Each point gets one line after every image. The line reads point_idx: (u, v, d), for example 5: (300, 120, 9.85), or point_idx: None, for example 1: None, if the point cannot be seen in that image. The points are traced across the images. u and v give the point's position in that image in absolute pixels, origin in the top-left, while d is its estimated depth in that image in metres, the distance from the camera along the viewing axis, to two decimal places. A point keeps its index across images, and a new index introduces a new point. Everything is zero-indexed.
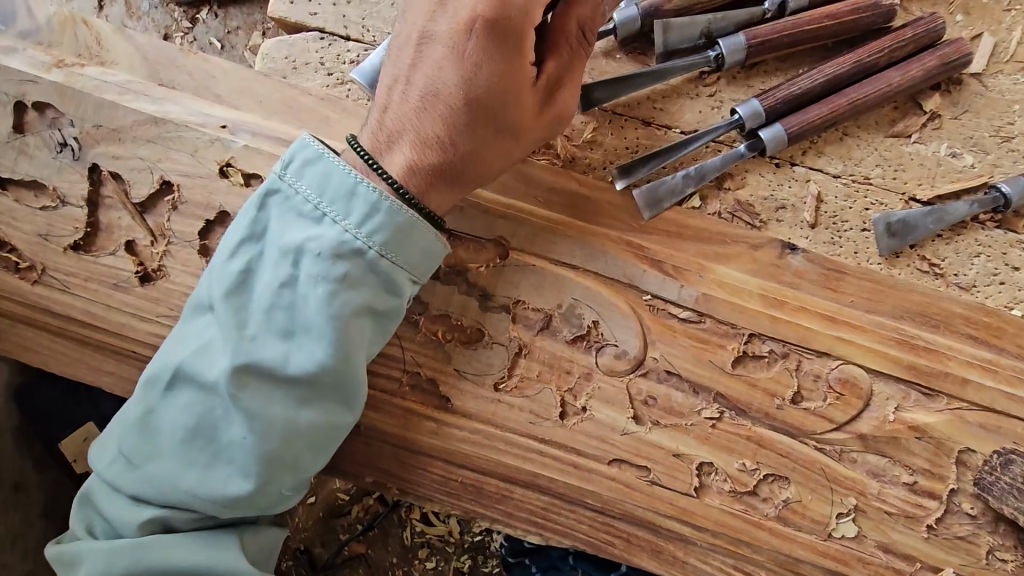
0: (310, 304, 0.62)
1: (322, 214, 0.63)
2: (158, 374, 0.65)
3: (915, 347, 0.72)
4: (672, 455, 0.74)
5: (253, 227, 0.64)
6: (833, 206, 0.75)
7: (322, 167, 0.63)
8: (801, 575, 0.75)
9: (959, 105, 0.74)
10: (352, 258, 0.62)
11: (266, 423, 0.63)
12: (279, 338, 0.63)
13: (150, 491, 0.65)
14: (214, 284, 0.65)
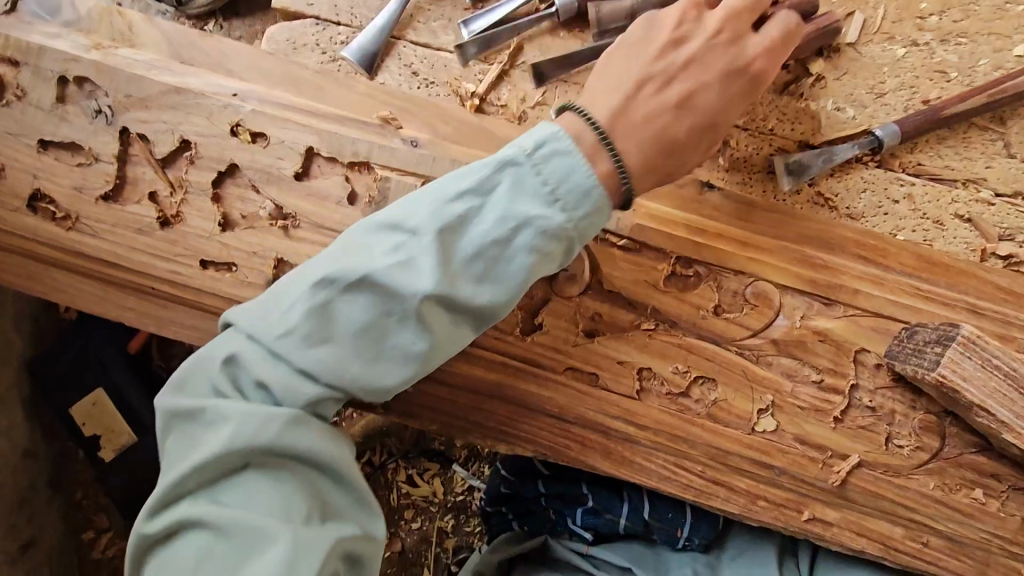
0: (506, 256, 0.69)
1: (556, 197, 0.69)
2: (317, 300, 0.68)
3: (815, 266, 0.86)
4: (617, 362, 0.87)
5: (486, 183, 0.69)
6: (743, 152, 0.90)
7: (569, 159, 0.70)
8: (732, 466, 0.87)
9: (841, 69, 0.90)
10: (552, 224, 0.70)
11: (372, 380, 0.70)
12: (470, 277, 0.69)
13: (281, 407, 0.67)
14: (435, 227, 0.68)
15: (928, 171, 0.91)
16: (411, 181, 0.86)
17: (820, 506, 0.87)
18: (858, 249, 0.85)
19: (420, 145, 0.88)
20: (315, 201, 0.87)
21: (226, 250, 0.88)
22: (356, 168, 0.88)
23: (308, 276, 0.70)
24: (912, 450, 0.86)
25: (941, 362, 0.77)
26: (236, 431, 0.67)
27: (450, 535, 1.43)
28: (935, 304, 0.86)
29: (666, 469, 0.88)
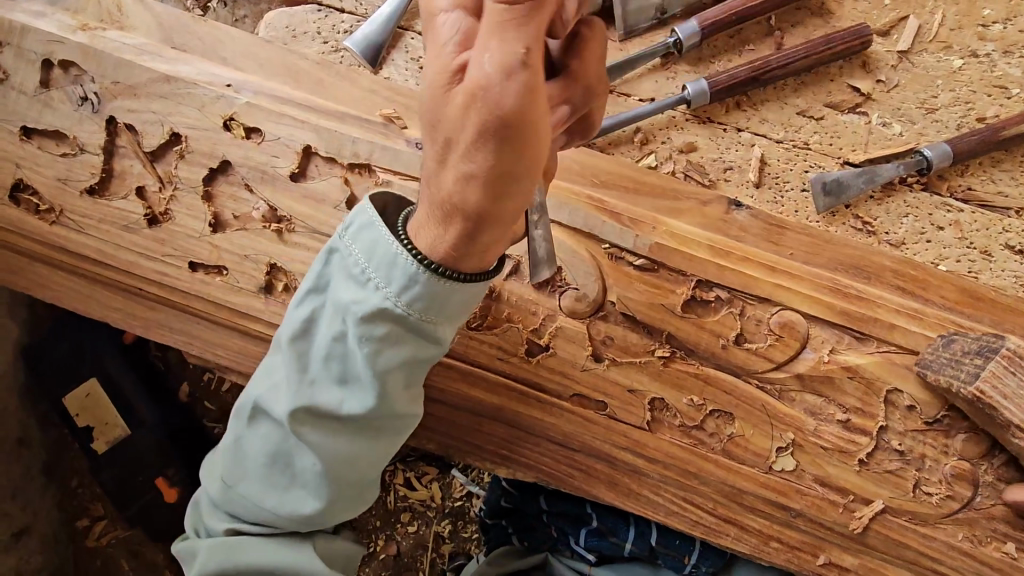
0: (356, 360, 0.67)
1: (368, 279, 0.64)
2: (244, 407, 0.73)
3: (848, 296, 0.79)
4: (627, 390, 0.81)
5: (317, 281, 0.69)
6: (776, 168, 0.83)
7: (372, 234, 0.64)
8: (745, 505, 0.82)
9: (890, 81, 0.82)
10: (391, 324, 0.65)
11: (372, 362, 0.66)
12: (334, 386, 0.69)
13: (242, 512, 0.74)
14: (283, 330, 0.71)
15: (978, 196, 0.83)
16: (414, 186, 0.81)
17: (837, 551, 0.81)
18: (905, 289, 0.80)
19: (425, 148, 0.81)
20: (313, 204, 0.82)
21: (216, 252, 0.83)
22: (356, 169, 0.82)
23: (311, 267, 0.71)
24: (942, 499, 0.80)
25: (981, 374, 0.72)
26: (265, 415, 0.72)
27: (446, 540, 1.39)
28: None
29: (674, 505, 0.82)
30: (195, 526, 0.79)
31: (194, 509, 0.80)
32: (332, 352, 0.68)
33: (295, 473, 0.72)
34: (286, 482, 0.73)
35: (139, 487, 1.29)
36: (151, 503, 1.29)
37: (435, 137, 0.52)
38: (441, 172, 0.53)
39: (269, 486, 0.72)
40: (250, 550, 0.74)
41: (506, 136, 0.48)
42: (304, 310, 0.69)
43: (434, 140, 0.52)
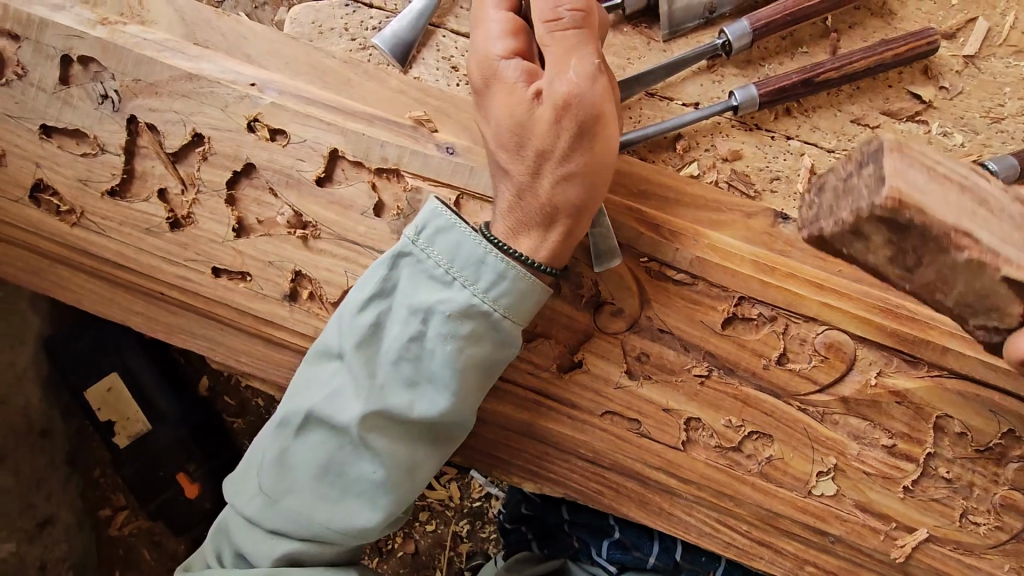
0: (435, 359, 0.67)
1: (453, 279, 0.67)
2: (288, 417, 0.70)
3: (899, 317, 0.75)
4: (662, 409, 0.78)
5: (384, 284, 0.68)
6: (825, 177, 0.79)
7: (455, 236, 0.66)
8: (781, 529, 0.79)
9: (954, 88, 0.77)
10: (476, 320, 0.67)
11: (452, 361, 0.67)
12: (404, 388, 0.68)
13: (291, 526, 0.70)
14: (344, 334, 0.69)
15: None
16: (444, 194, 0.78)
17: None
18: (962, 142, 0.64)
19: (456, 153, 0.78)
20: (339, 210, 0.79)
21: (239, 257, 0.80)
22: (385, 175, 0.79)
23: (372, 271, 0.70)
24: (990, 529, 0.76)
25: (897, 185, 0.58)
26: (318, 424, 0.69)
27: (464, 540, 1.38)
28: None
29: (708, 527, 0.80)
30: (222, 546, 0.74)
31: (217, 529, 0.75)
32: (406, 352, 0.67)
33: (348, 485, 0.70)
34: (339, 496, 0.70)
35: (159, 484, 1.28)
36: (171, 498, 1.29)
37: (526, 153, 0.66)
38: (530, 181, 0.67)
39: (320, 499, 0.70)
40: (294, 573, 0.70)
41: (596, 124, 0.64)
42: (371, 313, 0.68)
43: (523, 157, 0.66)
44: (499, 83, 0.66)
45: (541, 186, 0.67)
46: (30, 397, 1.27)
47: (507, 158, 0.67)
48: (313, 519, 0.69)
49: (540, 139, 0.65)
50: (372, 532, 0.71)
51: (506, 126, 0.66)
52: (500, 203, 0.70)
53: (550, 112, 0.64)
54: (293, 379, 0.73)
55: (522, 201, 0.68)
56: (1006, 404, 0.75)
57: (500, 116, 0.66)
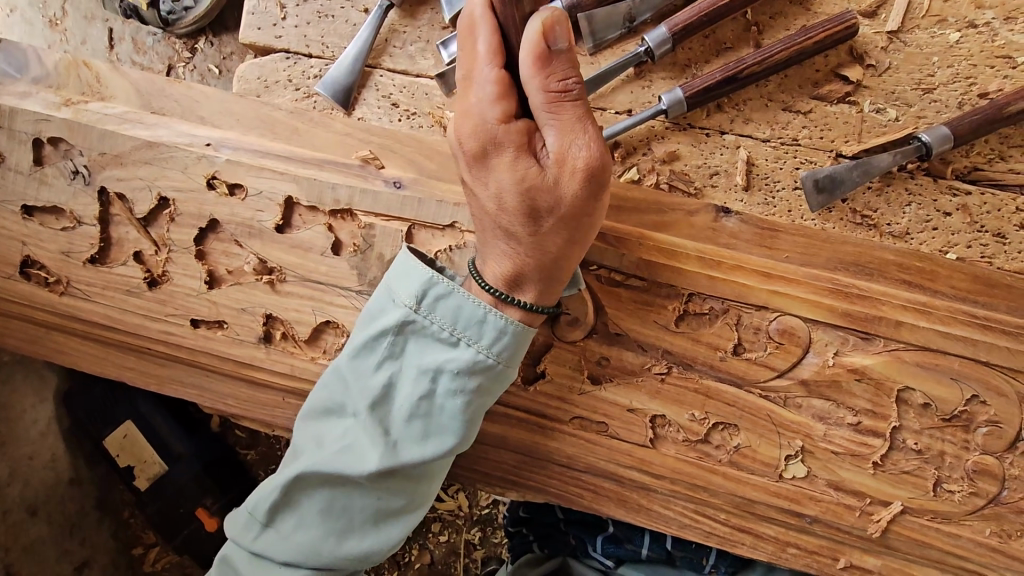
0: (446, 414, 0.69)
1: (457, 339, 0.68)
2: (295, 480, 0.70)
3: (849, 297, 0.76)
4: (627, 410, 0.80)
5: (389, 346, 0.69)
6: (764, 167, 0.80)
7: (456, 300, 0.68)
8: (757, 514, 0.81)
9: (881, 65, 0.78)
10: (481, 377, 0.69)
11: (463, 415, 0.69)
12: (416, 445, 0.69)
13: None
14: (355, 395, 0.70)
15: (988, 175, 0.78)
16: (395, 226, 0.81)
17: (858, 554, 0.80)
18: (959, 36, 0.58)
19: (403, 186, 0.81)
20: (301, 253, 0.83)
21: (215, 308, 0.85)
22: (339, 215, 0.83)
23: (373, 332, 0.70)
24: (965, 496, 0.77)
25: None
26: (329, 481, 0.70)
27: (477, 547, 1.42)
28: (995, 333, 0.75)
29: (686, 519, 0.82)
30: None
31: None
32: (417, 410, 0.69)
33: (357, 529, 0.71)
34: (346, 539, 0.70)
35: (181, 520, 1.35)
36: (195, 534, 1.35)
37: (536, 221, 0.65)
38: (539, 246, 0.66)
39: (327, 542, 0.70)
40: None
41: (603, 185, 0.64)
42: (380, 376, 0.69)
43: (532, 220, 0.65)
44: (501, 152, 0.62)
45: (551, 248, 0.66)
46: (56, 452, 1.34)
47: (514, 225, 0.65)
48: (321, 561, 0.70)
49: (553, 208, 0.64)
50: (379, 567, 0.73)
51: (514, 194, 0.63)
52: (502, 262, 0.69)
53: (559, 181, 0.62)
54: (294, 440, 0.73)
55: (532, 260, 0.67)
56: (968, 371, 0.76)
57: (506, 188, 0.63)
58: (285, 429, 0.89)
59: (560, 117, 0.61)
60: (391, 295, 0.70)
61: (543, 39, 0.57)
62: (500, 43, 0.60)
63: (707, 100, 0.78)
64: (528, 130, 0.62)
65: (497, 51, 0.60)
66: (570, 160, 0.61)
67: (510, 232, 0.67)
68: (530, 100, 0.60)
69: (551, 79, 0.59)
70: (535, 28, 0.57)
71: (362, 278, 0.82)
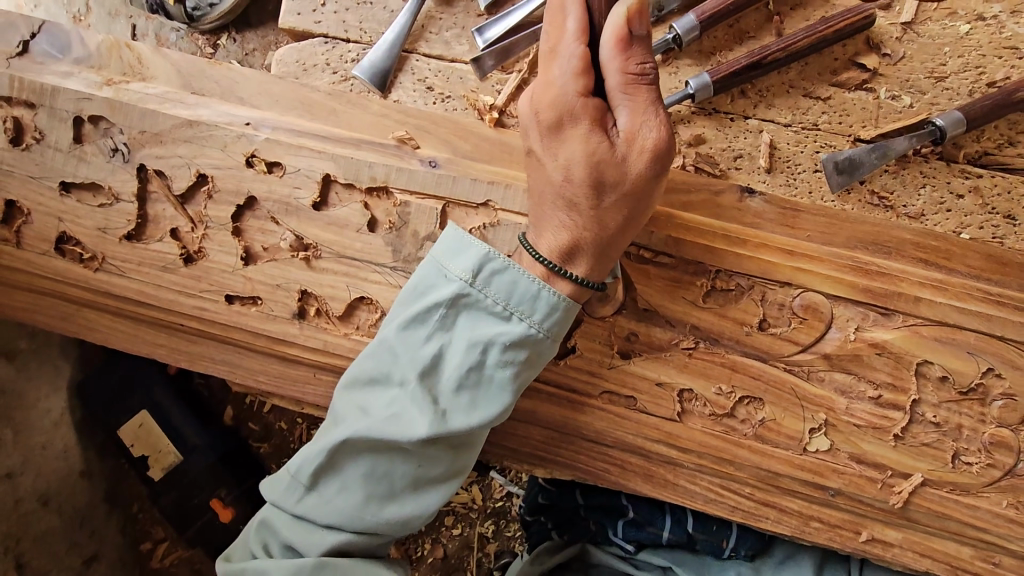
0: (494, 386, 0.72)
1: (509, 313, 0.70)
2: (343, 445, 0.72)
3: (869, 274, 0.80)
4: (655, 384, 0.82)
5: (441, 318, 0.71)
6: (785, 151, 0.84)
7: (511, 276, 0.70)
8: (782, 487, 0.83)
9: (896, 54, 0.82)
10: (529, 350, 0.71)
11: (510, 387, 0.72)
12: (463, 415, 0.71)
13: (344, 540, 0.73)
14: (405, 364, 0.71)
15: (997, 159, 0.82)
16: (431, 204, 0.84)
17: (880, 527, 0.82)
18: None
19: (438, 165, 0.84)
20: (337, 230, 0.85)
21: (250, 284, 0.87)
22: (375, 193, 0.85)
23: (428, 303, 0.71)
24: (982, 468, 0.80)
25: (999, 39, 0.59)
26: (377, 446, 0.72)
27: (491, 540, 1.42)
28: (1008, 309, 0.79)
29: (712, 493, 0.84)
30: (264, 548, 0.76)
31: (253, 534, 0.76)
32: (467, 380, 0.71)
33: (398, 492, 0.73)
34: (387, 500, 0.73)
35: (195, 510, 1.35)
36: (209, 524, 1.35)
37: (600, 196, 0.69)
38: (599, 220, 0.70)
39: (369, 503, 0.73)
40: (341, 565, 0.72)
41: (664, 168, 0.69)
42: (432, 346, 0.71)
43: (595, 193, 0.69)
44: (575, 126, 0.67)
45: (610, 222, 0.70)
46: (68, 442, 1.33)
47: (578, 197, 0.69)
48: (362, 520, 0.72)
49: (618, 184, 0.68)
50: (415, 529, 0.76)
51: (583, 167, 0.68)
52: (558, 235, 0.71)
53: (626, 159, 0.67)
54: (340, 407, 0.74)
55: (590, 233, 0.70)
56: (983, 345, 0.79)
57: (576, 161, 0.68)
58: (314, 406, 0.90)
59: (634, 98, 0.66)
60: (444, 268, 0.72)
61: (627, 24, 0.63)
62: (587, 25, 0.66)
63: (732, 85, 0.81)
64: (601, 108, 0.67)
65: (583, 32, 0.65)
66: (639, 139, 0.67)
67: (571, 205, 0.70)
68: (608, 81, 0.66)
69: (630, 62, 0.64)
70: (622, 13, 0.63)
71: (396, 254, 0.84)
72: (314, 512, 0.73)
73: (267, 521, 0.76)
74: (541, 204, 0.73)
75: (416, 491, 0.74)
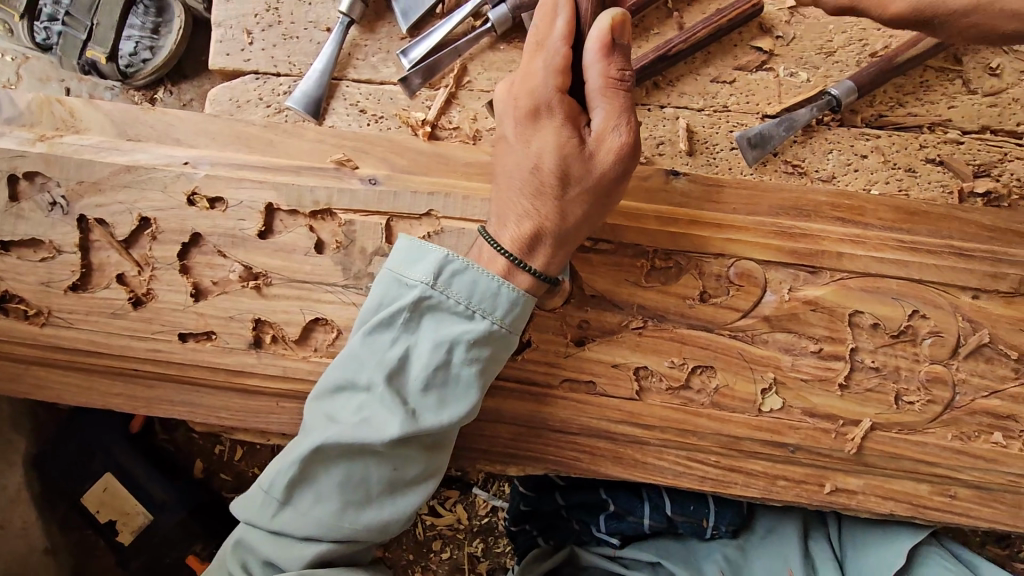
0: (462, 384, 0.73)
1: (471, 312, 0.73)
2: (317, 456, 0.72)
3: (793, 236, 0.86)
4: (612, 366, 0.85)
5: (406, 321, 0.73)
6: (702, 133, 0.90)
7: (470, 276, 0.73)
8: (744, 450, 0.86)
9: (787, 37, 0.90)
10: (493, 346, 0.74)
11: (477, 383, 0.74)
12: (434, 415, 0.73)
13: (321, 551, 0.73)
14: (373, 370, 0.72)
15: (891, 120, 0.90)
16: (374, 220, 0.86)
17: (841, 476, 0.86)
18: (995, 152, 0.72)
19: (379, 182, 0.87)
20: (285, 256, 0.86)
21: (202, 319, 0.87)
22: (319, 216, 0.87)
23: (392, 307, 0.73)
24: (924, 404, 0.85)
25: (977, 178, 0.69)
26: (350, 453, 0.72)
27: (481, 560, 1.40)
28: (921, 253, 0.85)
29: (680, 466, 0.86)
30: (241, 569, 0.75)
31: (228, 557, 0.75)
32: (435, 380, 0.72)
33: (374, 497, 0.74)
34: (364, 506, 0.73)
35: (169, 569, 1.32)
36: None
37: (568, 187, 0.73)
38: (562, 211, 0.74)
39: (346, 510, 0.73)
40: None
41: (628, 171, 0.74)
42: (399, 348, 0.72)
43: (563, 187, 0.72)
44: (550, 118, 0.71)
45: (575, 215, 0.74)
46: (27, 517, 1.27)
47: (546, 187, 0.73)
48: (340, 528, 0.72)
49: (583, 181, 0.73)
50: (394, 533, 0.76)
51: (553, 159, 0.71)
52: (523, 222, 0.74)
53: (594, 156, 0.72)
54: (312, 419, 0.74)
55: (552, 224, 0.74)
56: (905, 289, 0.85)
57: (547, 154, 0.72)
58: (279, 435, 0.90)
59: (609, 101, 0.70)
60: (404, 274, 0.74)
61: (610, 32, 0.67)
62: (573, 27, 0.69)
63: (644, 78, 0.88)
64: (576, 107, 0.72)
65: (570, 35, 0.69)
66: (607, 141, 0.72)
67: (538, 194, 0.73)
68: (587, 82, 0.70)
69: (609, 67, 0.69)
70: (607, 21, 0.67)
71: (346, 272, 0.86)
72: (290, 526, 0.73)
73: (244, 540, 0.75)
74: (506, 191, 0.75)
75: (392, 494, 0.75)
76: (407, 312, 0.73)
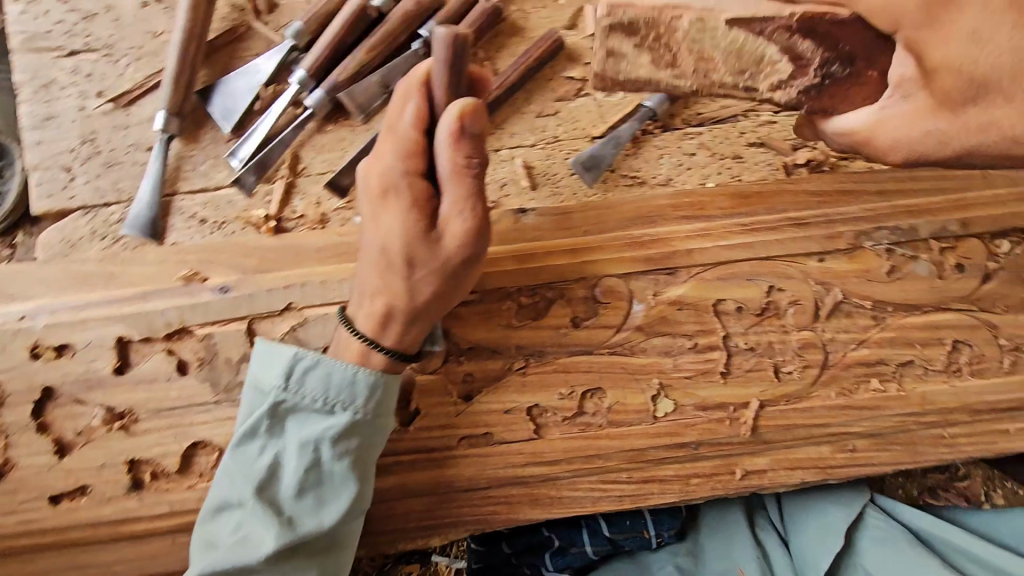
0: (337, 480, 0.72)
1: (330, 405, 0.72)
2: None
3: (645, 244, 0.89)
4: (505, 412, 0.85)
5: (268, 429, 0.72)
6: (541, 166, 0.92)
7: (323, 370, 0.72)
8: (651, 460, 0.87)
9: (596, 61, 0.94)
10: (360, 434, 0.73)
11: (352, 475, 0.72)
12: (314, 518, 0.71)
13: None
14: (244, 485, 0.71)
15: (708, 116, 0.96)
16: (234, 326, 0.84)
17: (746, 459, 0.89)
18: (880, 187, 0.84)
19: (230, 288, 0.84)
20: (147, 387, 0.83)
21: (73, 475, 0.82)
22: (176, 336, 0.84)
23: (252, 418, 0.72)
24: (801, 370, 0.89)
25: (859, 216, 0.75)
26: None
27: None
28: (762, 232, 0.90)
29: (596, 491, 0.87)
30: None
31: None
32: (307, 483, 0.71)
33: None
34: None
35: None
36: None
37: (411, 268, 0.70)
38: (409, 289, 0.71)
39: None
40: None
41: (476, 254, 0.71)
42: (269, 456, 0.71)
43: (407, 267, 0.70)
44: (398, 197, 0.69)
45: (422, 294, 0.72)
46: None
47: (392, 264, 0.70)
48: None
49: (435, 266, 0.71)
50: None
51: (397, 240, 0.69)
52: (375, 297, 0.73)
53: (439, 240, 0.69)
54: (195, 548, 0.72)
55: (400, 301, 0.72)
56: (758, 269, 0.90)
57: (394, 234, 0.69)
58: None
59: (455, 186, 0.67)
60: (261, 381, 0.74)
61: (460, 120, 0.63)
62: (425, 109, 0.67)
63: None
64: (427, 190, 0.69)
65: (420, 118, 0.67)
66: (452, 224, 0.69)
67: (386, 269, 0.71)
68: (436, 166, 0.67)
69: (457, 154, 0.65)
70: (454, 111, 0.63)
71: (216, 386, 0.83)
72: None
73: None
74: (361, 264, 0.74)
75: None
76: (268, 419, 0.72)
